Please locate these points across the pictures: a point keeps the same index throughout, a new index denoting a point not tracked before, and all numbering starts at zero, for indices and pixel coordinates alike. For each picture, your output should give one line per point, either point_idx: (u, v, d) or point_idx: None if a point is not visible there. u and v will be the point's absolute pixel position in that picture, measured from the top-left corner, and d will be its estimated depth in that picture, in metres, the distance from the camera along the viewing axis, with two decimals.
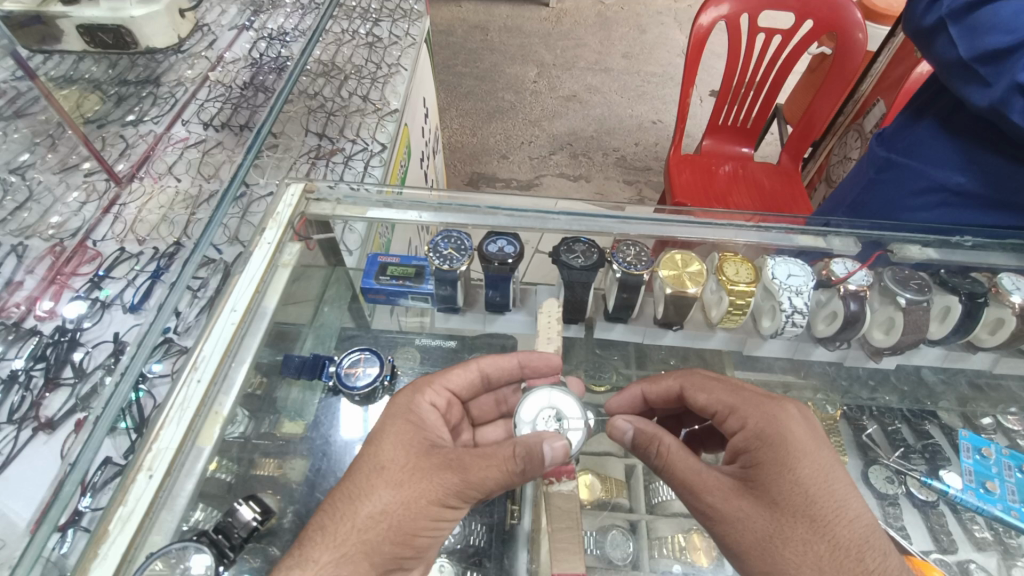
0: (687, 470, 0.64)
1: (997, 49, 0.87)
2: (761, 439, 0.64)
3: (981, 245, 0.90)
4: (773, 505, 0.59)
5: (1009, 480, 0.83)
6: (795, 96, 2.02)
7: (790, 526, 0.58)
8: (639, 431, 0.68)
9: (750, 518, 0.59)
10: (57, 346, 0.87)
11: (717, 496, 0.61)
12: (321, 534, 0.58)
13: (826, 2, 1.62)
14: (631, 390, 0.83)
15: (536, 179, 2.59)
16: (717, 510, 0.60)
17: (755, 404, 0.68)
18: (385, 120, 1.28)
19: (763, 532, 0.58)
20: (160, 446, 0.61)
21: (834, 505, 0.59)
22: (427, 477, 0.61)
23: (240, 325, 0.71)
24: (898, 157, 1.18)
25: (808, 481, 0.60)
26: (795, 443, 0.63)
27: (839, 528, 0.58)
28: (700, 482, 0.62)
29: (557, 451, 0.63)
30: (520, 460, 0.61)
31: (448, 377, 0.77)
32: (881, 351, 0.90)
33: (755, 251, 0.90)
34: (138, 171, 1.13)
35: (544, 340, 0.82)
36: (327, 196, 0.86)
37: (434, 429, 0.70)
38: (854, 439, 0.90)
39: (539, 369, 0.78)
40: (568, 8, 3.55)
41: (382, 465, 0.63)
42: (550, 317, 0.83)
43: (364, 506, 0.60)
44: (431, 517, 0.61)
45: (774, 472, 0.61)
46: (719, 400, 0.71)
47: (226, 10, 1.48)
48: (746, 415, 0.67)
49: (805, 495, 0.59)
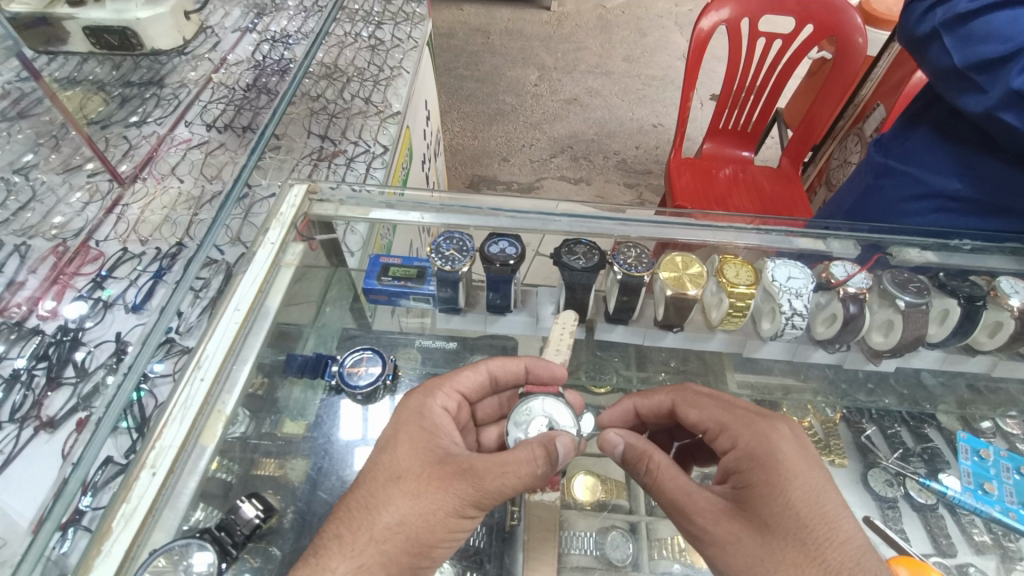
0: (678, 490, 0.65)
1: (993, 57, 0.88)
2: (751, 459, 0.65)
3: (979, 248, 0.91)
4: (763, 527, 0.59)
5: (1007, 482, 0.85)
6: (795, 100, 2.03)
7: (780, 549, 0.58)
8: (630, 446, 0.69)
9: (741, 541, 0.59)
10: (60, 346, 0.88)
11: (707, 517, 0.62)
12: (338, 543, 0.59)
13: (825, 6, 1.64)
14: (622, 405, 0.83)
15: (537, 182, 2.59)
16: (708, 532, 0.61)
17: (745, 422, 0.69)
18: (387, 123, 1.29)
19: (756, 555, 0.58)
20: (162, 445, 0.61)
21: (825, 527, 0.59)
22: (443, 487, 0.62)
23: (243, 325, 0.72)
24: (896, 163, 1.19)
25: (799, 503, 0.60)
26: (785, 463, 0.63)
27: (831, 551, 0.57)
28: (692, 503, 0.63)
29: (568, 445, 0.66)
30: (541, 462, 0.63)
31: (460, 379, 0.77)
32: (881, 353, 0.90)
33: (756, 253, 0.91)
34: (141, 172, 1.14)
35: (553, 351, 0.83)
36: (330, 197, 0.87)
37: (447, 433, 0.70)
38: (854, 441, 0.90)
39: (542, 377, 0.78)
40: (569, 11, 3.56)
41: (399, 475, 0.63)
42: (566, 329, 0.84)
43: (381, 516, 0.60)
44: (449, 528, 0.61)
45: (765, 493, 0.61)
46: (711, 417, 0.72)
47: (229, 12, 1.49)
48: (737, 433, 0.68)
49: (795, 517, 0.60)
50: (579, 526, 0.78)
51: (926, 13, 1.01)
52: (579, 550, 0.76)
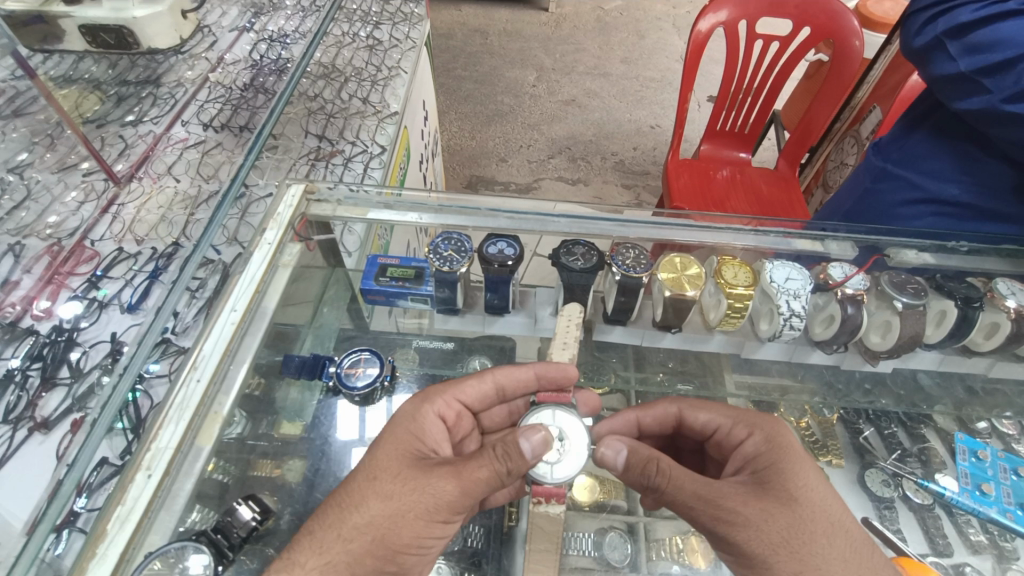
0: (698, 483, 0.64)
1: (1001, 62, 0.88)
2: (767, 443, 0.69)
3: (976, 250, 0.91)
4: (791, 501, 0.62)
5: (1004, 483, 0.87)
6: (793, 102, 2.04)
7: (810, 519, 0.61)
8: (634, 455, 0.67)
9: (772, 516, 0.60)
10: (54, 346, 0.87)
11: (736, 500, 0.62)
12: (310, 538, 0.59)
13: (822, 9, 1.64)
14: (622, 417, 0.82)
15: (535, 183, 2.59)
16: (740, 516, 0.60)
17: (756, 416, 0.73)
18: (385, 123, 1.28)
19: (788, 528, 0.60)
20: (158, 447, 0.61)
21: (842, 501, 0.63)
22: (417, 489, 0.61)
23: (240, 325, 0.71)
24: (894, 167, 1.19)
25: (817, 478, 0.64)
26: (798, 446, 0.68)
27: (848, 521, 0.62)
28: (717, 490, 0.63)
29: (537, 443, 0.62)
30: (503, 459, 0.61)
31: (463, 389, 0.78)
32: (879, 354, 0.89)
33: (755, 255, 0.91)
34: (137, 171, 1.13)
35: (560, 345, 0.79)
36: (328, 198, 0.87)
37: (434, 441, 0.71)
38: (852, 442, 0.92)
39: (555, 380, 0.75)
40: (567, 12, 3.57)
41: (374, 476, 0.63)
42: (570, 323, 0.81)
43: (352, 516, 0.60)
44: (418, 531, 0.60)
45: (787, 471, 0.65)
46: (720, 415, 0.76)
47: (226, 11, 1.49)
48: (750, 425, 0.72)
49: (819, 490, 0.63)
50: (576, 527, 0.78)
51: (925, 26, 1.02)
52: (577, 551, 0.76)
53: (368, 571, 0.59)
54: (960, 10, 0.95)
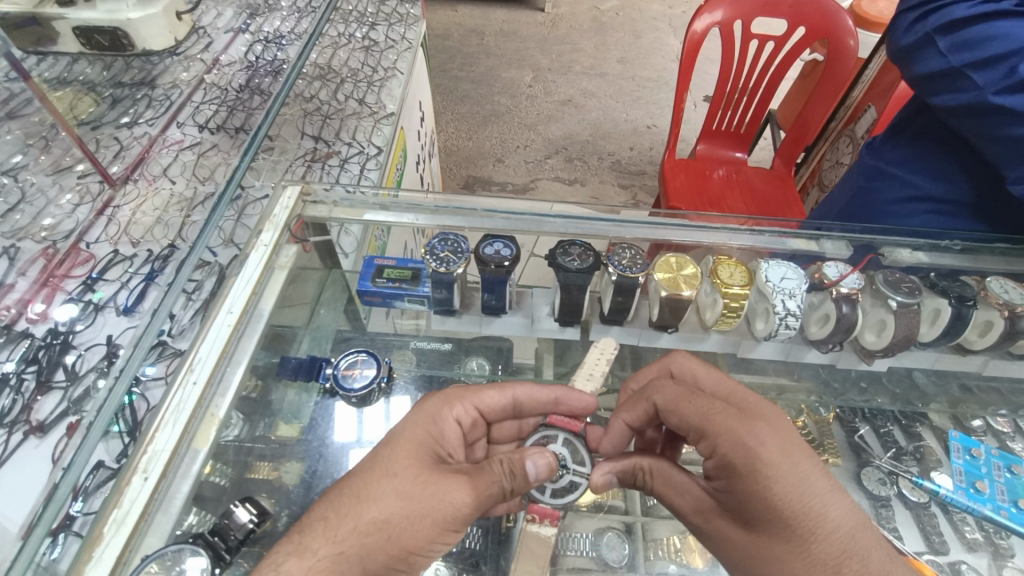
0: (675, 495, 0.71)
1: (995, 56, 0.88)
2: (729, 467, 0.65)
3: (969, 248, 0.92)
4: (749, 527, 0.63)
5: (998, 480, 0.86)
6: (788, 102, 2.05)
7: (767, 545, 0.62)
8: (620, 472, 0.74)
9: (731, 537, 0.65)
10: (49, 349, 0.87)
11: (703, 515, 0.68)
12: (323, 526, 0.59)
13: (817, 8, 1.65)
14: (613, 426, 0.78)
15: (531, 183, 2.59)
16: (706, 530, 0.68)
17: (724, 429, 0.66)
18: (381, 123, 1.28)
19: (744, 550, 0.63)
20: (154, 449, 0.61)
21: (811, 521, 0.60)
22: (437, 495, 0.62)
23: (236, 326, 0.71)
24: (888, 166, 1.20)
25: (781, 504, 0.61)
26: (764, 467, 0.62)
27: (816, 544, 0.60)
28: (688, 505, 0.70)
29: (541, 467, 0.67)
30: (513, 476, 0.66)
31: (482, 397, 0.77)
32: (874, 353, 0.90)
33: (749, 254, 0.91)
34: (132, 173, 1.13)
35: (585, 376, 0.85)
36: (324, 199, 0.87)
37: (451, 446, 0.71)
38: (848, 441, 0.91)
39: (573, 408, 0.79)
40: (563, 13, 3.57)
41: (395, 473, 0.63)
42: (602, 355, 0.86)
43: (368, 510, 0.60)
44: (431, 536, 0.61)
45: (747, 500, 0.63)
46: (688, 422, 0.70)
47: (222, 12, 1.49)
48: (715, 441, 0.66)
49: (781, 516, 0.61)
50: (575, 528, 0.78)
51: (913, 25, 1.03)
52: (575, 551, 0.76)
53: (379, 567, 0.59)
54: (954, 7, 0.95)
